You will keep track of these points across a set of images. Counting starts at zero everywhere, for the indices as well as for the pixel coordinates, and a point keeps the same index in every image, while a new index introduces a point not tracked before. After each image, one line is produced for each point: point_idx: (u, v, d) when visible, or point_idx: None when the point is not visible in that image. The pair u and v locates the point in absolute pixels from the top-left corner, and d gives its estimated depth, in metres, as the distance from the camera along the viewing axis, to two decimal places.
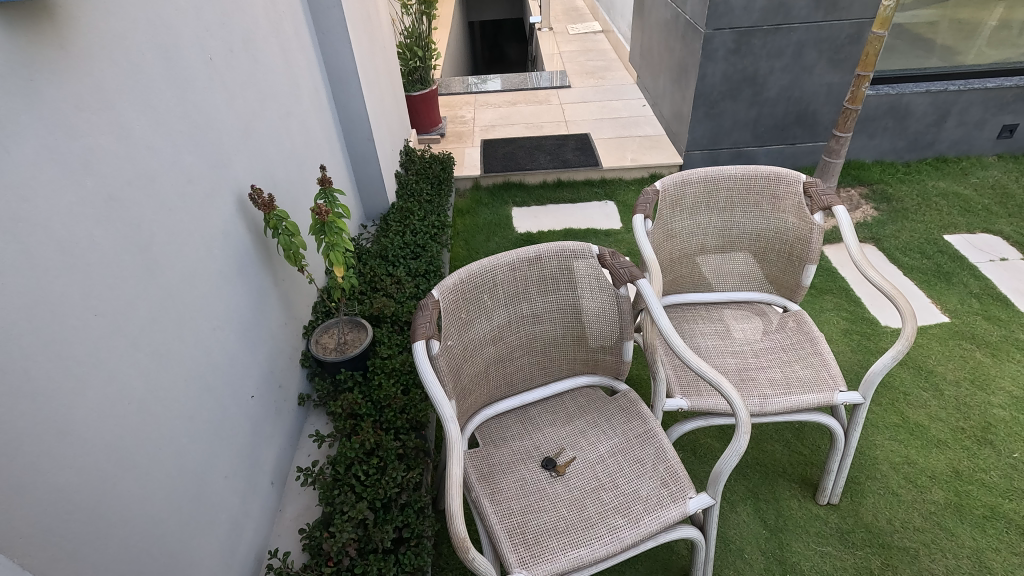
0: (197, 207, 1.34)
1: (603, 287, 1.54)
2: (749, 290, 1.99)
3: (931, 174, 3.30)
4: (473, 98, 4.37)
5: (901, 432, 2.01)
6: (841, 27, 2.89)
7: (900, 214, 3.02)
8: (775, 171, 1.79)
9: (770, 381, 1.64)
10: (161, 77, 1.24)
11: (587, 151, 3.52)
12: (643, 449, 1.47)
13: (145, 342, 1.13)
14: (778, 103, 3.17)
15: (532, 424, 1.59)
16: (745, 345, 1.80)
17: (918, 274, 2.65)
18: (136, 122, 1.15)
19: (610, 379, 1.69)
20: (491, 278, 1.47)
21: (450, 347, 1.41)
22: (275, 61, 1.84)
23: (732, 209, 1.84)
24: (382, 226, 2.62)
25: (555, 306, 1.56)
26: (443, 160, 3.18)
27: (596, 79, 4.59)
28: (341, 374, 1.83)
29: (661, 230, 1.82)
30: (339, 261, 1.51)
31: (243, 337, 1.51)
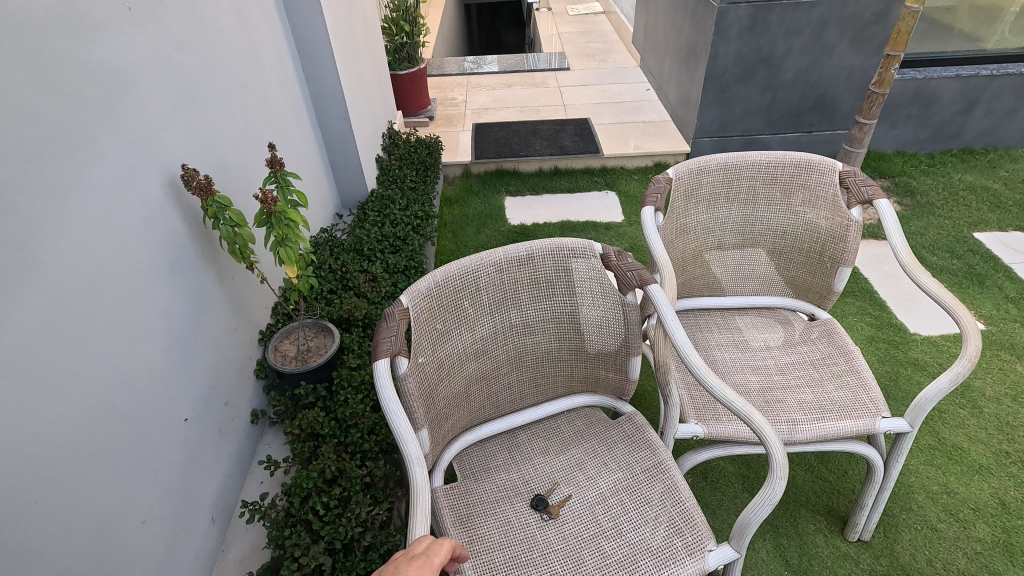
0: (107, 190, 1.07)
1: (605, 293, 1.30)
2: (771, 294, 1.75)
3: (957, 167, 3.06)
4: (466, 80, 4.09)
5: (937, 456, 1.78)
6: (867, 4, 2.63)
7: (926, 209, 2.79)
8: (805, 158, 1.55)
9: (799, 403, 1.41)
10: (51, 24, 0.97)
11: (587, 138, 3.26)
12: (652, 486, 1.24)
13: (18, 365, 0.87)
14: (795, 87, 2.91)
15: (520, 453, 1.35)
16: (768, 359, 1.56)
17: (948, 275, 2.42)
18: (7, 79, 0.88)
19: (613, 398, 1.45)
20: (472, 281, 1.23)
21: (422, 365, 1.16)
22: (225, 21, 1.56)
23: (754, 202, 1.60)
24: (358, 216, 2.36)
25: (549, 314, 1.32)
26: (430, 144, 2.92)
27: (596, 62, 4.32)
28: (302, 388, 1.58)
29: (673, 226, 1.57)
30: (291, 259, 1.24)
31: (176, 349, 1.26)
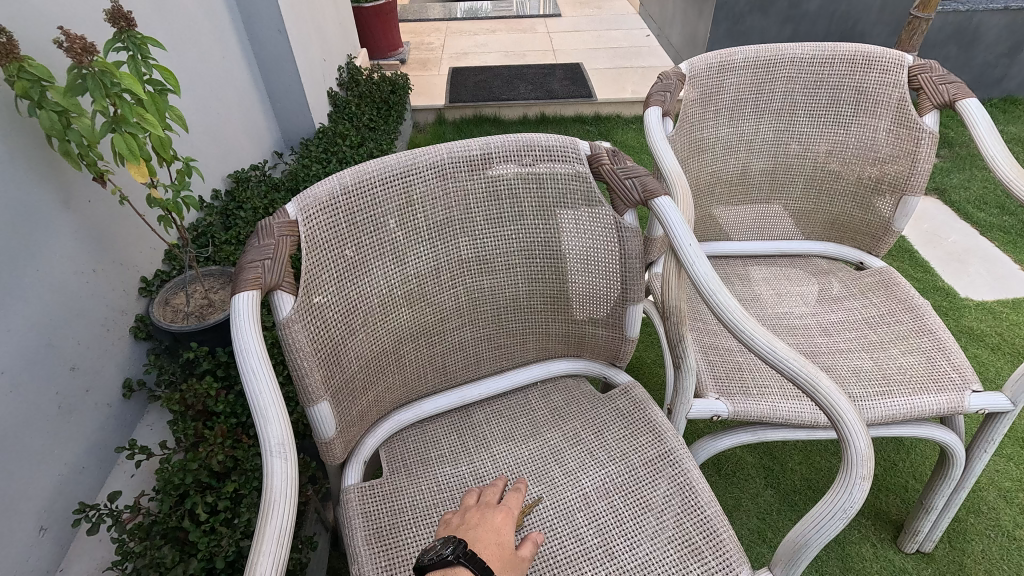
0: None
1: (594, 214, 0.92)
2: (807, 239, 1.37)
3: (999, 118, 2.69)
4: (445, 25, 3.67)
5: (1007, 445, 1.43)
6: None
7: (967, 161, 2.42)
8: (865, 50, 1.16)
9: (855, 372, 1.04)
10: None
11: (579, 82, 2.86)
12: (656, 486, 0.87)
13: None
14: (819, 20, 2.55)
15: (474, 438, 0.98)
16: (806, 318, 1.19)
17: (999, 234, 2.06)
18: None
19: (604, 366, 1.07)
20: (400, 189, 0.84)
21: (318, 307, 0.79)
22: None
23: (791, 112, 1.22)
24: (302, 154, 1.96)
25: (514, 245, 0.94)
26: (395, 81, 2.53)
27: (591, 9, 3.90)
28: (194, 352, 1.20)
29: (686, 141, 1.19)
30: (129, 152, 0.86)
31: None
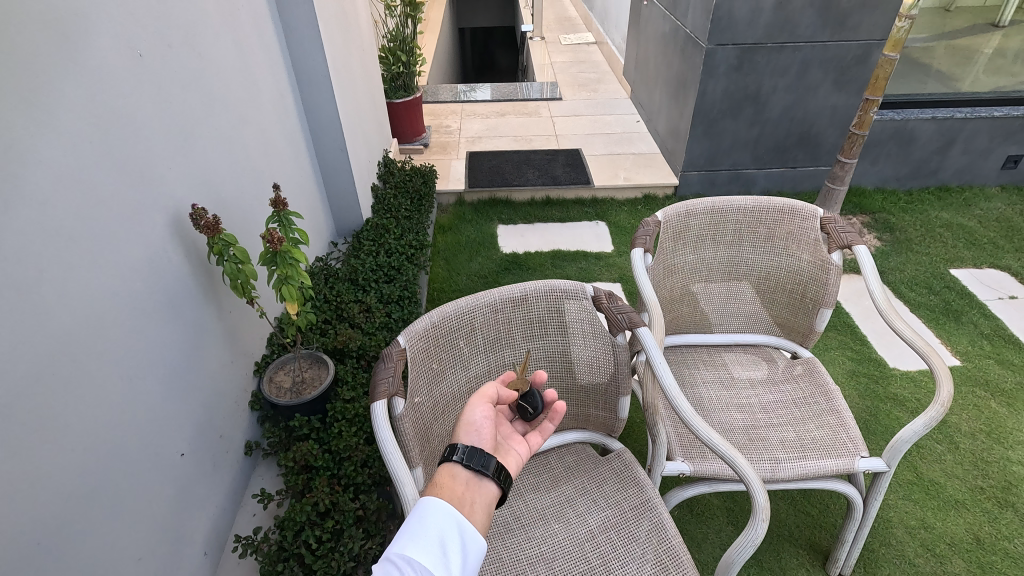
0: (109, 234, 1.07)
1: (597, 334, 1.35)
2: (755, 332, 1.79)
3: (934, 205, 3.20)
4: (460, 107, 4.19)
5: (915, 491, 1.84)
6: (848, 48, 2.75)
7: (904, 245, 2.89)
8: (790, 205, 1.61)
9: (781, 442, 1.46)
10: (62, 72, 0.97)
11: (578, 168, 3.34)
12: (639, 524, 1.27)
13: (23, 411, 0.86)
14: (781, 123, 3.01)
15: (512, 488, 1.38)
16: (752, 398, 1.61)
17: (926, 311, 2.50)
18: (19, 130, 0.88)
19: (603, 436, 1.48)
20: (468, 321, 1.27)
21: (417, 405, 1.19)
22: (230, 59, 1.59)
23: (739, 244, 1.66)
24: (354, 244, 2.40)
25: (540, 353, 1.36)
26: (425, 173, 2.99)
27: (588, 92, 4.44)
28: (296, 420, 1.59)
29: (661, 266, 1.63)
30: (293, 297, 1.33)
31: (172, 384, 1.25)
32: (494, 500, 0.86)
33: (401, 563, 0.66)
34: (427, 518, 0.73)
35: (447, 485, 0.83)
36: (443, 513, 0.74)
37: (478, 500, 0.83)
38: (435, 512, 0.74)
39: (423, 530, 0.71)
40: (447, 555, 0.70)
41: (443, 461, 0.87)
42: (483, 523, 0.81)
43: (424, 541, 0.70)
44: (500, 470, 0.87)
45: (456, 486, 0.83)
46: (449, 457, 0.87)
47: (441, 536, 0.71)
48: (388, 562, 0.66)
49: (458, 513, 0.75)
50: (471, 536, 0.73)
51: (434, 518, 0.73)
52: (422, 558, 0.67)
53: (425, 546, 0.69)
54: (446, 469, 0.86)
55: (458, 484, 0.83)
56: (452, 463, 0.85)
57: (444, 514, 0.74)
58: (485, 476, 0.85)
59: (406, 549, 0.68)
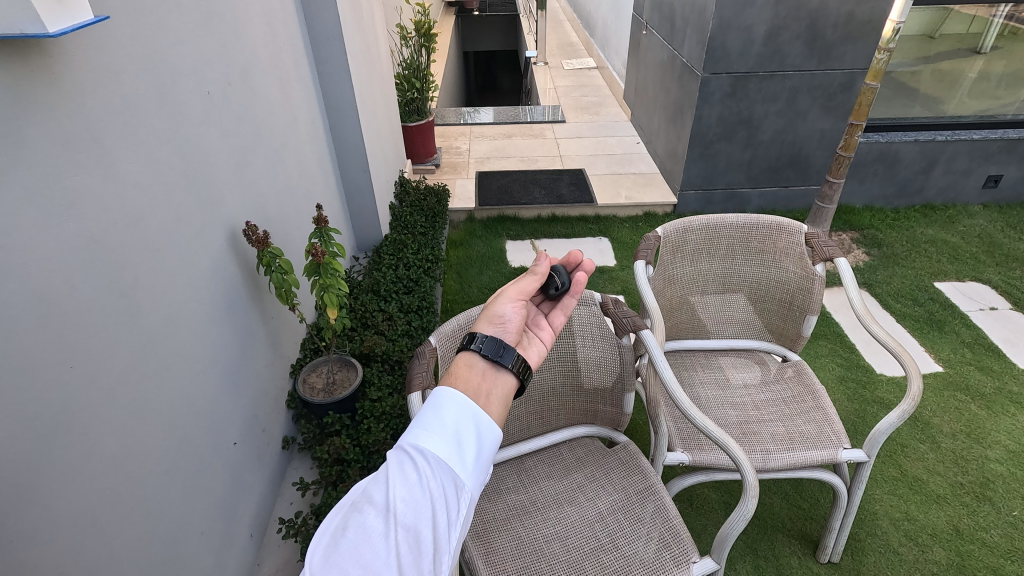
0: (184, 246, 1.23)
1: (603, 336, 1.51)
2: (748, 338, 1.95)
3: (919, 222, 3.38)
4: (468, 130, 4.40)
5: (900, 486, 1.97)
6: (833, 76, 2.96)
7: (891, 260, 3.06)
8: (777, 221, 1.78)
9: (772, 435, 1.61)
10: (153, 109, 1.14)
11: (582, 187, 3.53)
12: (643, 507, 1.41)
13: (124, 395, 1.01)
14: (773, 145, 3.20)
15: (528, 476, 1.52)
16: (745, 397, 1.76)
17: (911, 321, 2.66)
18: (124, 158, 1.05)
19: (609, 430, 1.63)
20: None
21: None
22: (274, 92, 1.77)
23: (732, 257, 1.83)
24: (375, 259, 2.57)
25: (554, 354, 1.51)
26: (439, 192, 3.20)
27: (590, 115, 4.66)
28: (329, 417, 1.73)
29: (662, 277, 1.80)
30: (333, 303, 1.50)
31: (228, 380, 1.40)
32: (516, 393, 0.75)
33: (413, 452, 0.59)
34: (440, 407, 0.64)
35: (462, 375, 0.72)
36: (459, 403, 0.65)
37: (496, 391, 0.72)
38: (450, 402, 0.65)
39: (438, 419, 0.63)
40: (463, 444, 0.62)
41: (460, 350, 0.76)
42: (501, 416, 0.70)
43: (438, 429, 0.62)
44: (520, 363, 0.76)
45: (472, 376, 0.72)
46: (467, 346, 0.76)
47: (457, 426, 0.63)
48: (399, 453, 0.60)
49: (473, 403, 0.67)
50: (489, 427, 0.65)
51: (449, 408, 0.64)
52: (436, 449, 0.60)
53: (438, 435, 0.61)
54: (462, 357, 0.75)
55: (474, 374, 0.72)
56: (470, 352, 0.75)
57: (460, 404, 0.65)
58: (505, 368, 0.74)
59: (418, 437, 0.61)
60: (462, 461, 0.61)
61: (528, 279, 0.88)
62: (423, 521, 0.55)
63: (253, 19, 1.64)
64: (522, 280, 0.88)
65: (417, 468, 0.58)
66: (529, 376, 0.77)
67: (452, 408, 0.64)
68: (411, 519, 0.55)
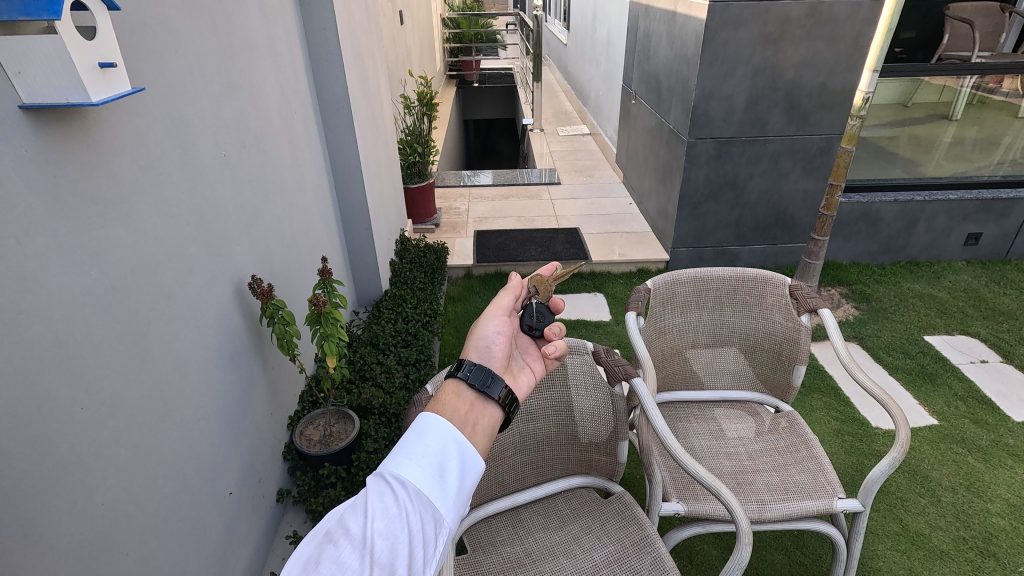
0: (193, 296, 1.30)
1: (597, 385, 1.55)
2: (741, 389, 1.98)
3: (906, 277, 3.48)
4: (467, 192, 4.58)
5: (902, 542, 1.94)
6: (812, 141, 3.13)
7: (880, 314, 3.13)
8: (762, 274, 1.86)
9: (767, 485, 1.61)
10: (174, 168, 1.24)
11: (577, 245, 3.64)
12: (640, 559, 1.40)
13: (129, 437, 1.04)
14: (759, 205, 3.34)
15: (523, 528, 1.51)
16: (739, 447, 1.78)
17: (903, 374, 2.69)
18: (144, 213, 1.13)
19: (604, 480, 1.63)
20: None
21: None
22: (285, 155, 1.89)
23: (720, 308, 1.89)
24: (374, 313, 2.63)
25: (549, 403, 1.54)
26: (438, 249, 3.31)
27: (585, 178, 4.86)
28: (324, 469, 1.72)
29: (653, 327, 1.85)
30: (332, 351, 1.55)
31: (228, 427, 1.42)
32: (499, 424, 0.78)
33: (394, 481, 0.63)
34: (423, 435, 0.67)
35: (450, 404, 0.75)
36: (442, 432, 0.69)
37: (482, 422, 0.75)
38: (434, 430, 0.68)
39: (422, 448, 0.66)
40: (443, 477, 0.65)
41: (448, 377, 0.78)
42: (485, 447, 0.74)
43: (420, 458, 0.65)
44: (506, 396, 0.79)
45: (460, 405, 0.75)
46: (455, 374, 0.79)
47: (440, 455, 0.66)
48: (380, 479, 0.63)
49: (459, 433, 0.70)
50: (472, 458, 0.69)
51: (433, 438, 0.67)
52: (417, 480, 0.63)
53: (420, 464, 0.64)
54: (449, 385, 0.77)
55: (461, 403, 0.75)
56: (457, 379, 0.77)
57: (444, 433, 0.69)
58: (492, 399, 0.77)
59: (400, 466, 0.64)
60: (442, 494, 0.64)
61: (504, 297, 0.94)
62: (398, 554, 0.58)
63: (268, 90, 1.78)
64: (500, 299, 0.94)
65: (396, 497, 0.62)
66: (514, 408, 0.80)
67: (434, 438, 0.67)
68: (385, 551, 0.58)
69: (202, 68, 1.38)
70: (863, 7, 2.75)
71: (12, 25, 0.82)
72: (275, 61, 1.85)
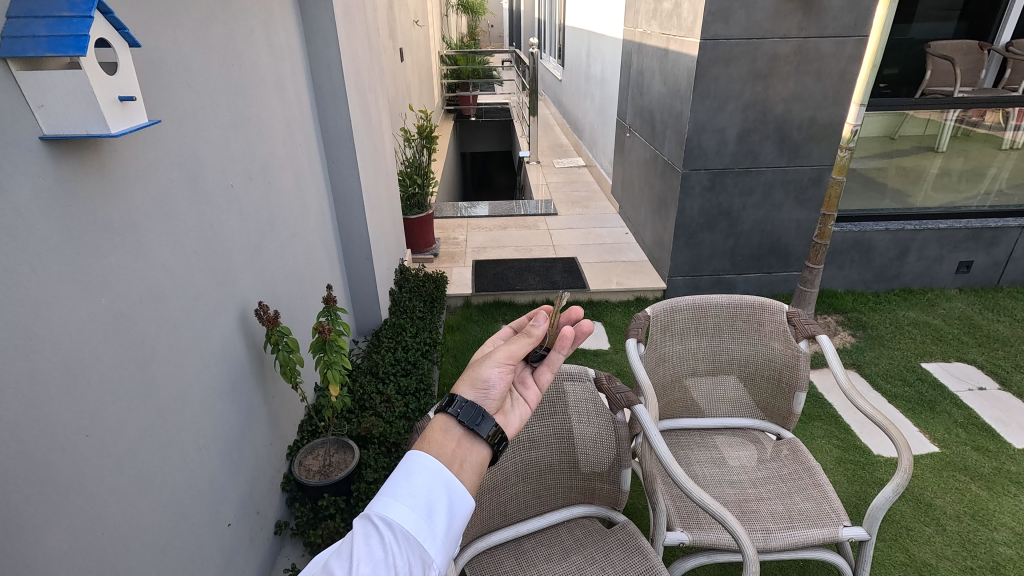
0: (198, 324, 1.30)
1: (599, 413, 1.55)
2: (742, 416, 1.97)
3: (900, 305, 3.51)
4: (465, 222, 4.64)
5: (910, 572, 1.91)
6: (804, 172, 3.20)
7: (878, 341, 3.15)
8: (760, 301, 1.88)
9: (771, 513, 1.60)
10: (183, 198, 1.26)
11: (575, 274, 3.68)
12: None
13: (130, 466, 1.03)
14: (753, 235, 3.39)
15: (526, 560, 1.48)
16: (742, 474, 1.77)
17: (902, 402, 2.69)
18: (153, 241, 1.15)
19: (607, 509, 1.61)
20: None
21: None
22: (289, 186, 1.92)
23: (720, 335, 1.91)
24: (373, 342, 2.64)
25: (550, 431, 1.53)
26: (437, 279, 3.35)
27: (581, 209, 4.93)
28: (323, 500, 1.70)
29: (653, 354, 1.85)
30: (336, 379, 1.55)
31: (228, 456, 1.41)
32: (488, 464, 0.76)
33: (380, 523, 0.63)
34: (410, 474, 0.67)
35: (437, 440, 0.74)
36: (430, 470, 0.68)
37: (470, 459, 0.74)
38: (422, 468, 0.68)
39: (409, 488, 0.66)
40: (430, 516, 0.65)
41: (437, 413, 0.76)
42: (473, 485, 0.73)
43: (407, 498, 0.65)
44: (497, 434, 0.77)
45: (447, 442, 0.74)
46: (446, 409, 0.76)
47: (428, 495, 0.66)
48: (366, 520, 0.64)
49: (448, 472, 0.70)
50: (461, 496, 0.69)
51: (421, 477, 0.67)
52: (403, 521, 0.63)
53: (407, 506, 0.64)
54: (439, 421, 0.75)
55: (449, 440, 0.74)
56: (447, 417, 0.75)
57: (433, 472, 0.68)
58: (480, 439, 0.75)
59: (387, 507, 0.64)
60: (430, 534, 0.64)
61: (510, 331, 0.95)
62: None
63: (275, 124, 1.83)
64: (514, 343, 0.84)
65: (382, 540, 0.62)
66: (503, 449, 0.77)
67: (421, 478, 0.67)
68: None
69: (213, 103, 1.42)
70: (847, 45, 2.87)
71: (37, 60, 0.85)
72: (282, 96, 1.90)
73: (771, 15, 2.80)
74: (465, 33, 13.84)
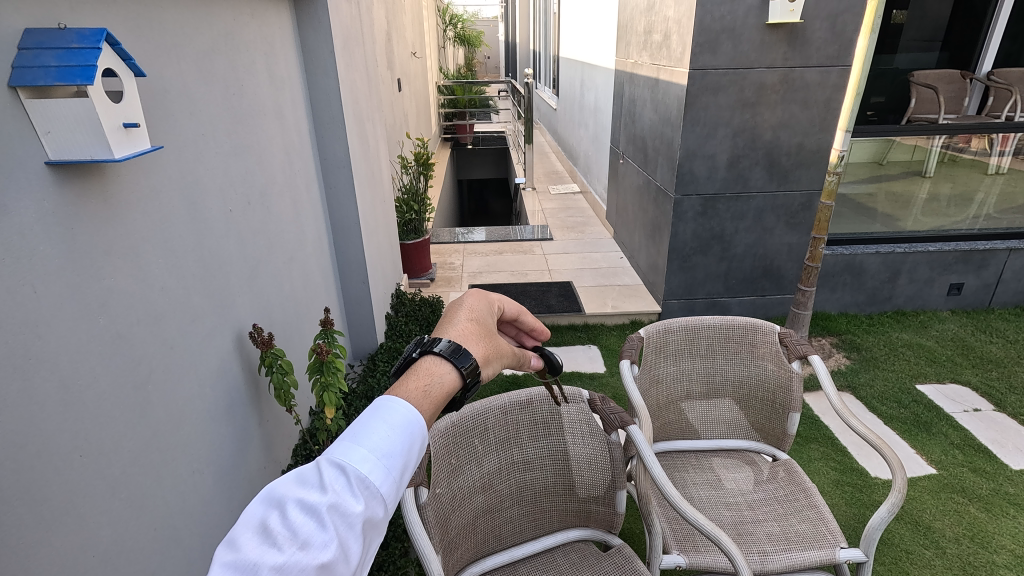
0: (194, 346, 1.31)
1: (593, 434, 1.55)
2: (737, 438, 1.97)
3: (894, 327, 3.54)
4: (462, 247, 4.68)
5: None
6: (794, 197, 3.26)
7: (872, 363, 3.17)
8: (751, 322, 1.91)
9: (768, 535, 1.59)
10: (183, 222, 1.29)
11: (571, 298, 3.70)
12: None
13: (123, 488, 1.03)
14: (746, 258, 3.43)
15: None
16: (739, 496, 1.76)
17: (898, 423, 2.70)
18: (153, 264, 1.17)
19: (604, 532, 1.60)
20: (483, 422, 1.47)
21: (439, 496, 1.33)
22: (286, 211, 1.95)
23: (713, 356, 1.92)
24: (369, 366, 2.64)
25: (545, 453, 1.54)
26: (433, 303, 3.37)
27: (576, 234, 4.99)
28: None
29: (647, 376, 1.87)
30: (331, 401, 1.56)
31: (221, 479, 1.40)
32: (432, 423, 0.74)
33: (350, 473, 0.57)
34: (381, 422, 0.61)
35: (433, 398, 0.68)
36: (405, 419, 0.63)
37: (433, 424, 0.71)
38: (396, 417, 0.63)
39: (376, 435, 0.60)
40: (401, 469, 0.60)
41: (452, 369, 0.70)
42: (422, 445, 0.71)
43: (374, 447, 0.59)
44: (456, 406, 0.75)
45: (438, 403, 0.69)
46: (459, 371, 0.71)
47: (396, 445, 0.60)
48: (331, 468, 0.57)
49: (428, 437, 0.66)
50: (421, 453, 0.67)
51: (392, 425, 0.62)
52: (375, 474, 0.58)
53: (373, 454, 0.58)
54: (449, 380, 0.70)
55: (440, 401, 0.69)
56: (459, 383, 0.70)
57: (405, 423, 0.63)
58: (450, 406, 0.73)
59: (358, 457, 0.58)
60: (394, 485, 0.59)
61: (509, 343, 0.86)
62: (350, 556, 0.54)
63: (274, 152, 1.87)
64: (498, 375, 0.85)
65: (352, 493, 0.56)
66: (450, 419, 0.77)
67: (395, 427, 0.62)
68: (339, 556, 0.53)
69: (215, 131, 1.46)
70: (832, 74, 2.96)
71: (44, 89, 0.88)
72: (282, 125, 1.95)
73: (757, 46, 2.90)
74: (463, 65, 14.19)
